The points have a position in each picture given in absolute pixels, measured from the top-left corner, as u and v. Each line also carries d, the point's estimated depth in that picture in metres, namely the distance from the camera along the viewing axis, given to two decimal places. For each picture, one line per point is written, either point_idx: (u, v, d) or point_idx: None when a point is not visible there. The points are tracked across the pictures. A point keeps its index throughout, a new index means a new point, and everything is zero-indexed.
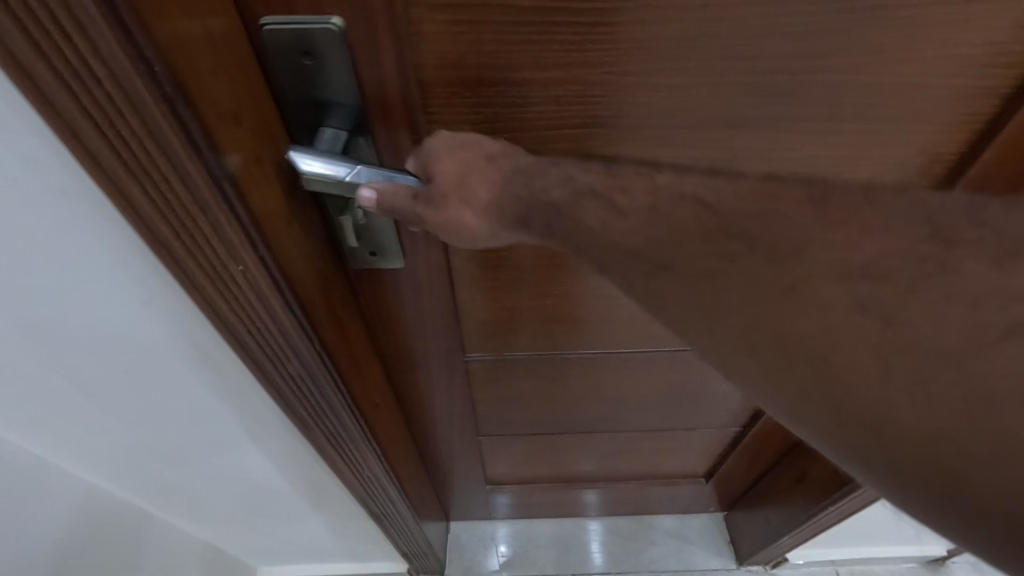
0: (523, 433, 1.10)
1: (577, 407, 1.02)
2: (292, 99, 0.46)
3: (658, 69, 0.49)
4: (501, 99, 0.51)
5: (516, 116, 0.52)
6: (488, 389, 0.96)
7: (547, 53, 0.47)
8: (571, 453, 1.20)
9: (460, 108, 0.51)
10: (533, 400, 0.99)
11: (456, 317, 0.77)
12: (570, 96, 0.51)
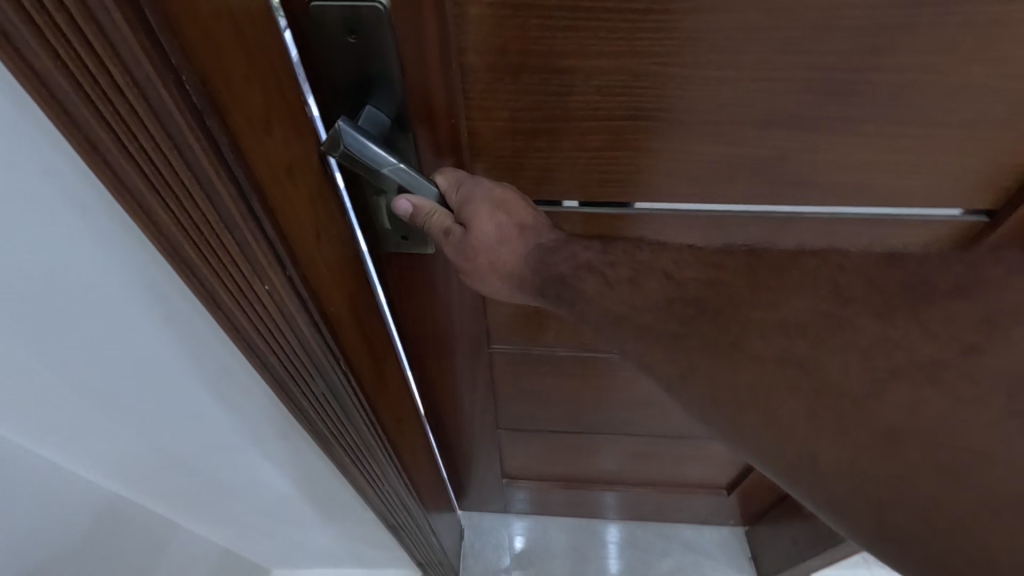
0: (544, 430, 0.87)
1: (594, 417, 0.81)
2: (337, 84, 0.33)
3: (732, 65, 0.34)
4: (534, 91, 0.36)
5: (555, 113, 0.38)
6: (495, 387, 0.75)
7: (594, 44, 0.34)
8: (589, 455, 0.95)
9: (498, 105, 0.37)
10: (547, 412, 0.81)
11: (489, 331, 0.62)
12: (614, 91, 0.36)
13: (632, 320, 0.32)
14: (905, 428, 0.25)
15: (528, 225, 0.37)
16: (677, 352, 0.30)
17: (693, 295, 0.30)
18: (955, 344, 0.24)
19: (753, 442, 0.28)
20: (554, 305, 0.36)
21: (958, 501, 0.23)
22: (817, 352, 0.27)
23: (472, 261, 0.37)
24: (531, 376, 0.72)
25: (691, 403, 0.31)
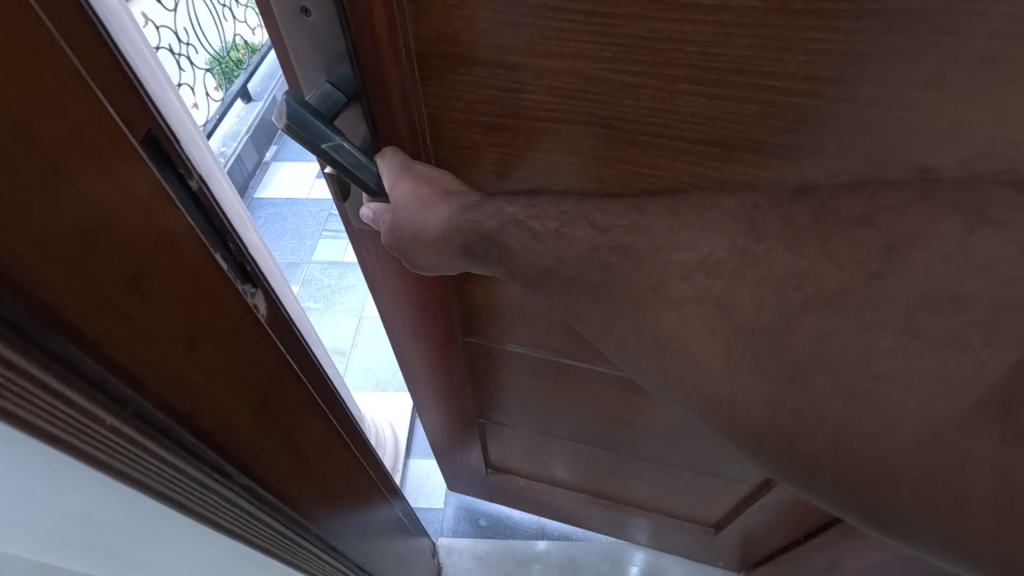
0: (544, 432, 0.73)
1: (616, 438, 0.68)
2: (293, 48, 0.32)
3: (680, 85, 0.25)
4: (482, 86, 0.30)
5: (512, 111, 0.31)
6: (486, 376, 0.64)
7: (540, 53, 0.27)
8: (603, 473, 0.79)
9: (454, 96, 0.31)
10: (530, 412, 0.69)
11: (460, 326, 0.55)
12: (568, 94, 0.28)
13: (561, 273, 0.32)
14: (812, 358, 0.25)
15: (451, 192, 0.35)
16: (605, 299, 0.31)
17: (616, 240, 0.30)
18: (858, 272, 0.25)
19: (676, 386, 0.29)
20: (492, 265, 0.36)
21: (859, 424, 0.24)
22: (731, 289, 0.27)
23: (403, 235, 0.37)
24: (522, 376, 0.61)
25: (623, 351, 0.31)
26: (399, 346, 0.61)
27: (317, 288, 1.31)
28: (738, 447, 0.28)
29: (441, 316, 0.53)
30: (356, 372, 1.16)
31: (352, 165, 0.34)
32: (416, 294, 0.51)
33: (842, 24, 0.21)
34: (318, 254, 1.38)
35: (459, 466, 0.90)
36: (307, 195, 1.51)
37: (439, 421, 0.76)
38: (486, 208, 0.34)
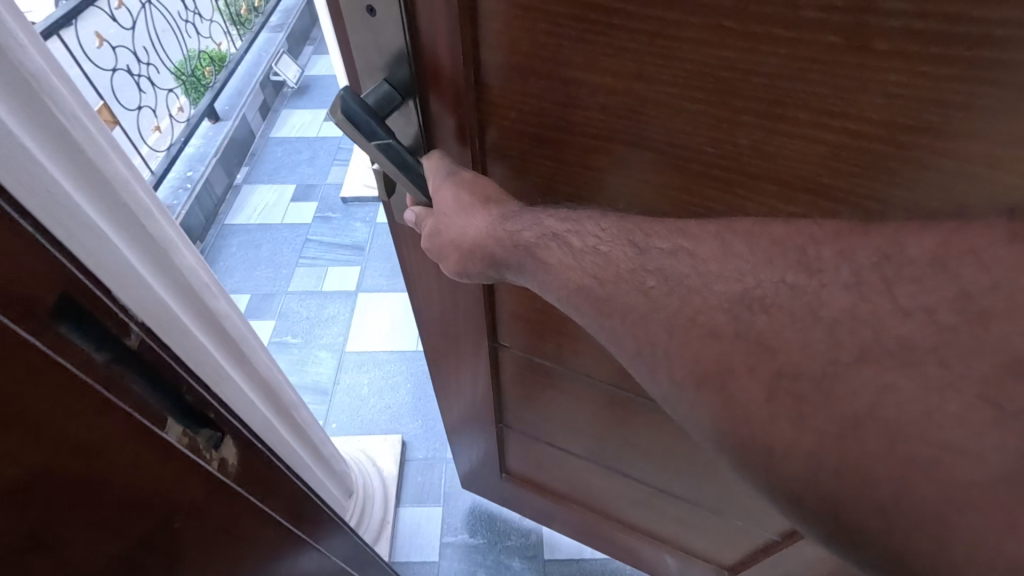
0: (562, 449, 0.71)
1: (634, 462, 0.64)
2: (353, 44, 0.32)
3: (743, 113, 0.26)
4: (534, 98, 0.31)
5: (561, 125, 0.32)
6: (507, 379, 0.62)
7: (608, 75, 0.28)
8: (622, 499, 0.75)
9: (504, 104, 0.32)
10: (554, 428, 0.67)
11: (493, 330, 0.54)
12: (621, 113, 0.29)
13: (597, 295, 0.29)
14: (868, 415, 0.22)
15: (493, 200, 0.34)
16: (637, 328, 0.28)
17: (655, 265, 0.28)
18: (928, 320, 0.22)
19: (712, 425, 0.26)
20: (524, 276, 0.34)
21: (919, 492, 0.21)
22: (776, 327, 0.24)
23: (442, 240, 0.36)
24: (553, 391, 0.60)
25: (649, 385, 0.28)
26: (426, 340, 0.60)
27: (292, 322, 1.33)
28: (774, 504, 0.25)
29: (471, 317, 0.52)
30: (338, 416, 1.15)
31: (397, 167, 0.34)
32: (450, 299, 0.51)
33: (935, 66, 0.21)
34: (295, 284, 1.40)
35: (472, 468, 0.88)
36: (281, 219, 1.54)
37: (459, 423, 0.75)
38: (529, 221, 0.33)
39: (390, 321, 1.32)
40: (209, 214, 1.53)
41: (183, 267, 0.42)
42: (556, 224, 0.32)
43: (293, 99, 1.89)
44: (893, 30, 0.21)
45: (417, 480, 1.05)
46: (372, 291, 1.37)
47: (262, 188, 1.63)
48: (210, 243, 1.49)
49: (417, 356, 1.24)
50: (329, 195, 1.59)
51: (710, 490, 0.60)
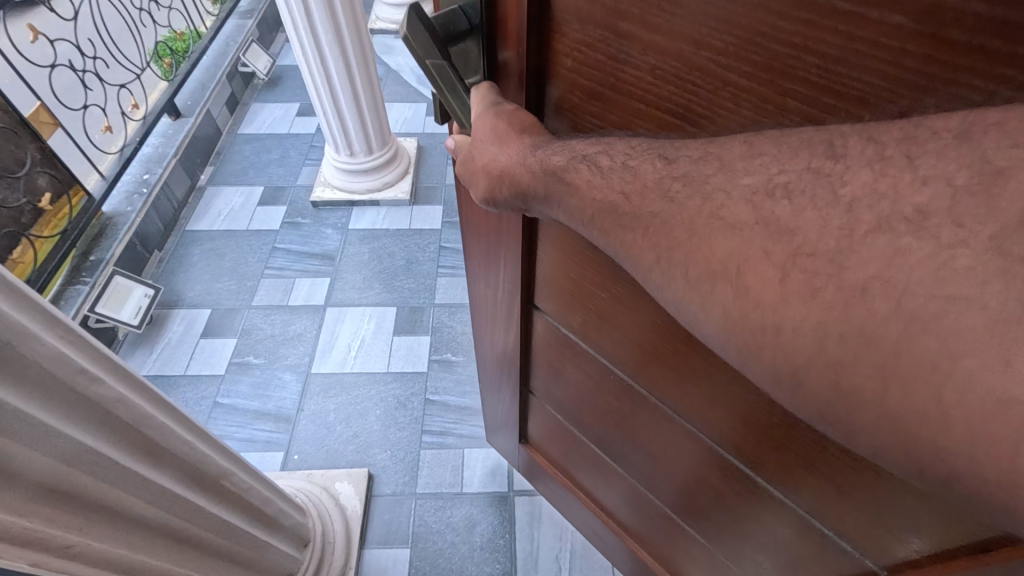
0: (570, 421, 0.82)
1: (614, 445, 0.76)
2: None
3: (793, 95, 0.30)
4: (593, 49, 0.37)
5: (610, 79, 0.38)
6: (536, 338, 0.73)
7: (683, 43, 0.32)
8: (607, 486, 0.86)
9: (563, 53, 0.39)
10: (564, 397, 0.78)
11: (528, 287, 0.65)
12: (669, 76, 0.34)
13: (623, 209, 0.32)
14: (875, 279, 0.24)
15: (526, 131, 0.39)
16: (658, 232, 0.30)
17: (680, 169, 0.31)
18: (945, 187, 0.23)
19: (721, 318, 0.28)
20: (553, 207, 0.37)
21: (922, 345, 0.22)
22: (796, 213, 0.26)
23: (471, 167, 0.42)
24: (565, 351, 0.70)
25: (664, 293, 0.31)
26: (481, 268, 0.69)
27: (249, 340, 1.59)
28: (781, 391, 0.27)
29: (510, 244, 0.60)
30: (301, 447, 1.40)
31: (448, 86, 0.42)
32: (502, 251, 0.63)
33: (1010, 68, 0.24)
34: (260, 297, 1.69)
35: (504, 431, 1.02)
36: (247, 225, 1.86)
37: (491, 380, 0.91)
38: (561, 146, 0.37)
39: (360, 335, 1.60)
40: (170, 221, 1.84)
41: (42, 357, 0.44)
42: (586, 145, 0.36)
43: (262, 90, 2.31)
44: (976, 16, 0.23)
45: (383, 520, 1.29)
46: (342, 306, 1.66)
47: (227, 189, 1.97)
48: (170, 249, 1.80)
49: (385, 379, 1.51)
50: (297, 198, 1.94)
51: (701, 489, 0.66)
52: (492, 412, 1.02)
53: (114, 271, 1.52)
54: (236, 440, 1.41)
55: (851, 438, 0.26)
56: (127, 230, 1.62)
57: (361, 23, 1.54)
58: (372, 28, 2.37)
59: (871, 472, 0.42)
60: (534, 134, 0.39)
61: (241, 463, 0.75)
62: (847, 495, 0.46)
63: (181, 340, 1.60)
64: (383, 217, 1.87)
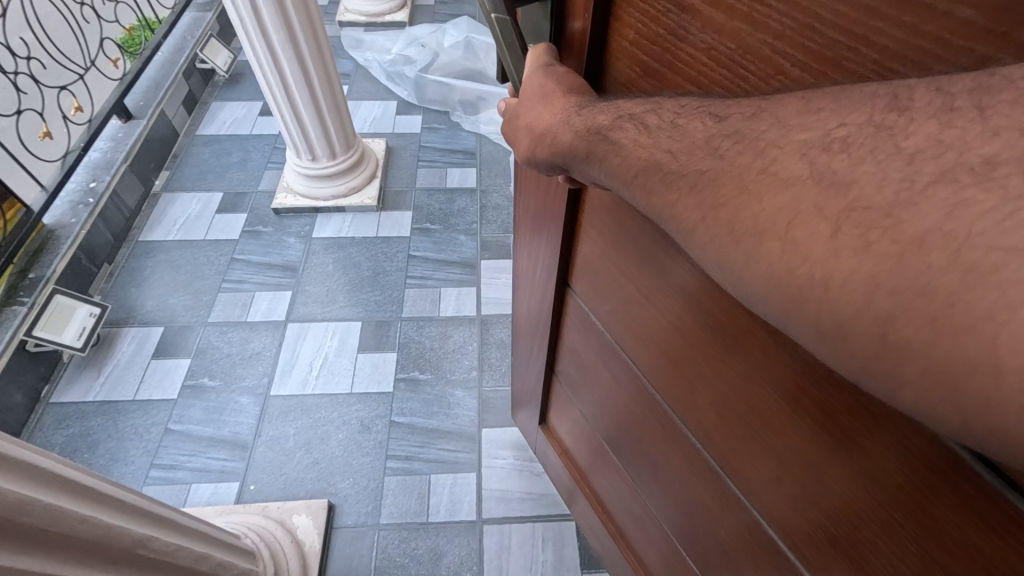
0: (586, 401, 1.03)
1: (620, 436, 0.94)
2: None
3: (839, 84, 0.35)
4: (655, 23, 0.46)
5: (666, 56, 0.46)
6: (567, 317, 0.94)
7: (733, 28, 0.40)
8: (617, 475, 1.04)
9: (628, 25, 0.50)
10: (583, 375, 0.98)
11: (566, 268, 0.85)
12: (721, 56, 0.41)
13: (670, 167, 0.36)
14: (934, 231, 0.24)
15: (573, 95, 0.49)
16: (709, 188, 0.33)
17: (730, 127, 0.34)
18: (1014, 137, 0.23)
19: (766, 272, 0.30)
20: (596, 165, 0.43)
21: (979, 295, 0.23)
22: (854, 165, 0.27)
23: (517, 124, 0.53)
24: (586, 329, 0.88)
25: (707, 251, 0.34)
26: (534, 238, 0.89)
27: (204, 359, 1.96)
28: (823, 347, 0.29)
29: (557, 223, 0.78)
30: (258, 478, 1.72)
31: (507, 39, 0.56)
32: (549, 234, 0.83)
33: None
34: (217, 313, 2.08)
35: (528, 403, 1.35)
36: (202, 236, 2.31)
37: (532, 359, 1.16)
38: (610, 108, 0.43)
39: (325, 350, 2.00)
40: (118, 233, 2.24)
41: None
42: (637, 106, 0.41)
43: (223, 87, 2.93)
44: None
45: (345, 549, 1.61)
46: (302, 318, 2.08)
47: (183, 197, 2.44)
48: (129, 254, 2.24)
49: (346, 403, 1.88)
50: (258, 205, 2.43)
51: (686, 488, 0.78)
52: (525, 387, 1.31)
53: (53, 290, 1.84)
54: (187, 469, 1.73)
55: (896, 393, 0.26)
56: (71, 237, 1.96)
57: (328, 59, 2.04)
58: (343, 18, 3.40)
59: (873, 535, 0.47)
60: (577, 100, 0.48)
61: (106, 513, 0.78)
62: (837, 546, 0.52)
63: (131, 361, 1.95)
64: (348, 222, 2.40)
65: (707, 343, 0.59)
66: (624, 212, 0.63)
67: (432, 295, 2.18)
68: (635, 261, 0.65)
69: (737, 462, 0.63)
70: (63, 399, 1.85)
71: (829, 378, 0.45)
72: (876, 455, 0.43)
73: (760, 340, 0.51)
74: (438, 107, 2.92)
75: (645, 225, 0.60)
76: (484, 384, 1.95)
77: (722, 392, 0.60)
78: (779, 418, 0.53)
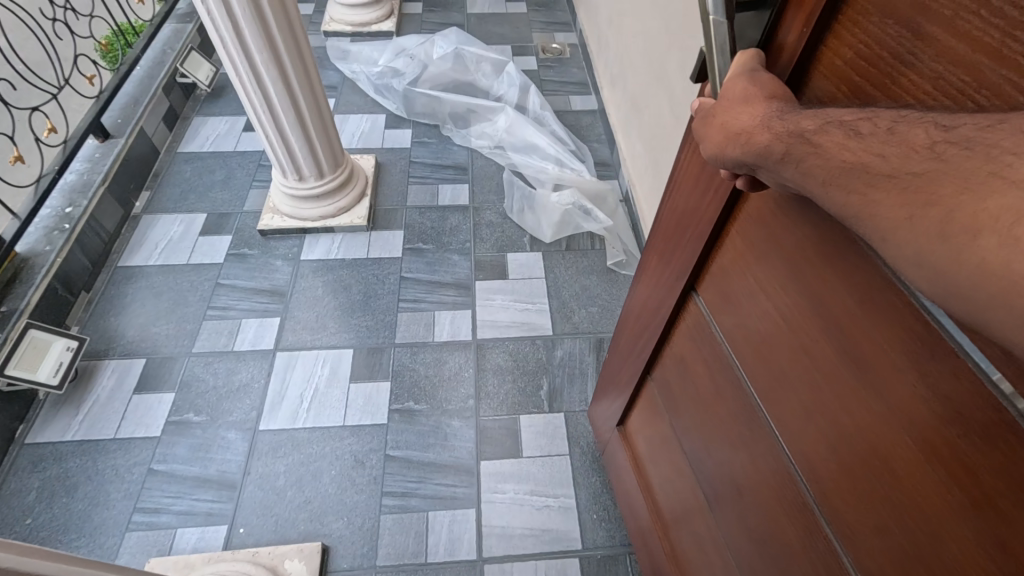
0: (677, 407, 1.06)
1: (704, 450, 0.96)
2: None
3: None
4: (880, 47, 0.47)
5: (886, 76, 0.47)
6: (682, 320, 0.97)
7: (975, 54, 0.40)
8: (688, 486, 1.06)
9: (846, 45, 0.51)
10: (681, 379, 1.02)
11: (694, 271, 0.87)
12: (954, 80, 0.41)
13: (877, 168, 0.39)
14: None
15: (763, 100, 0.51)
16: (919, 190, 0.36)
17: (959, 135, 0.36)
18: None
19: (978, 265, 0.33)
20: (791, 166, 0.46)
21: None
22: None
23: (712, 122, 0.55)
24: (698, 334, 0.91)
25: (906, 250, 0.37)
26: (676, 231, 0.91)
27: (189, 394, 1.87)
28: None
29: (709, 224, 0.79)
30: (248, 520, 1.63)
31: (718, 47, 0.58)
32: (689, 235, 0.86)
33: None
34: (201, 342, 2.00)
35: (614, 402, 1.39)
36: (186, 260, 2.23)
37: (632, 353, 1.21)
38: (814, 115, 0.46)
39: (317, 377, 1.93)
40: (96, 260, 2.16)
41: None
42: (847, 112, 0.44)
43: (205, 101, 2.86)
44: None
45: None
46: (296, 344, 2.01)
47: (167, 218, 2.36)
48: (108, 280, 2.15)
49: (335, 436, 1.81)
50: (246, 225, 2.37)
51: (765, 515, 0.79)
52: (617, 383, 1.36)
53: (27, 325, 1.76)
54: (172, 512, 1.64)
55: None
56: (48, 266, 1.89)
57: (309, 67, 1.99)
58: (329, 28, 3.36)
59: None
60: (771, 104, 0.50)
61: None
62: None
63: (111, 397, 1.85)
64: (338, 243, 2.34)
65: (840, 368, 0.59)
66: (787, 230, 0.63)
67: (426, 319, 2.11)
68: (784, 278, 0.65)
69: (836, 502, 0.63)
70: (38, 440, 1.75)
71: (980, 434, 0.45)
72: (1014, 521, 0.43)
73: (909, 381, 0.51)
74: (427, 120, 2.88)
75: (805, 246, 0.61)
76: (482, 413, 1.88)
77: (840, 424, 0.60)
78: (902, 462, 0.53)
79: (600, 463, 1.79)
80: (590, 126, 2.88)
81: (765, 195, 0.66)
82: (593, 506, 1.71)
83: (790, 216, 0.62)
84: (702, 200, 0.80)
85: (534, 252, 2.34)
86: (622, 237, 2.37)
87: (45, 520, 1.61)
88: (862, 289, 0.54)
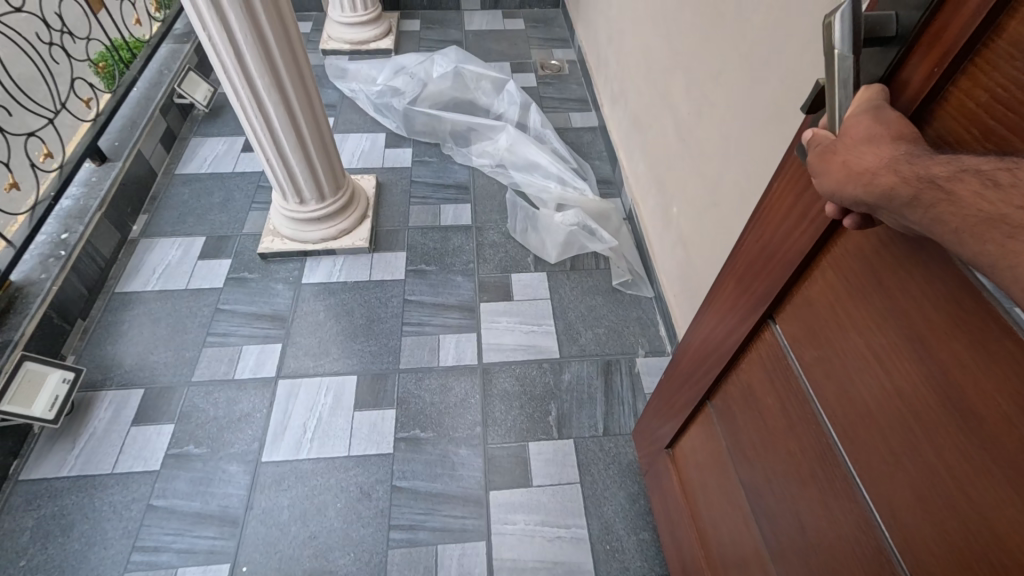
0: (738, 437, 1.02)
1: (766, 485, 0.92)
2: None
3: None
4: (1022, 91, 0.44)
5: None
6: (754, 349, 0.93)
7: None
8: (742, 521, 1.02)
9: (981, 87, 0.47)
10: (746, 409, 0.98)
11: (774, 301, 0.84)
12: None
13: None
14: None
15: (879, 141, 0.49)
16: None
17: None
18: None
19: None
20: (919, 212, 0.44)
21: None
22: None
23: (830, 159, 0.52)
24: (771, 365, 0.88)
25: None
26: (756, 258, 0.88)
27: (188, 425, 1.82)
28: None
29: (795, 255, 0.75)
30: (251, 558, 1.58)
31: (841, 80, 0.54)
32: (770, 264, 0.83)
33: None
34: (201, 371, 1.95)
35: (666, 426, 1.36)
36: (185, 285, 2.18)
37: (693, 378, 1.18)
38: (947, 161, 0.43)
39: (319, 406, 1.89)
40: (93, 286, 2.11)
41: None
42: (986, 160, 0.41)
43: (201, 122, 2.83)
44: None
45: None
46: (297, 372, 1.96)
47: (166, 242, 2.32)
48: (103, 308, 2.10)
49: (338, 467, 1.76)
50: (245, 248, 2.32)
51: (833, 558, 0.75)
52: (669, 407, 1.32)
53: (23, 356, 1.72)
54: (172, 551, 1.59)
55: None
56: (44, 295, 1.85)
57: (311, 90, 1.97)
58: (327, 46, 3.34)
59: None
60: (898, 143, 0.48)
61: None
62: None
63: (109, 429, 1.80)
64: (340, 266, 2.31)
65: (939, 414, 0.56)
66: (888, 268, 0.60)
67: (430, 343, 2.07)
68: (879, 316, 0.62)
69: (920, 553, 0.60)
70: (32, 476, 1.70)
71: None
72: None
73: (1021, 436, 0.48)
74: (427, 138, 2.86)
75: (907, 288, 0.58)
76: (489, 441, 1.84)
77: (934, 473, 0.57)
78: (1004, 520, 0.50)
79: (612, 491, 1.75)
80: (591, 143, 2.86)
81: (865, 231, 0.63)
82: (605, 537, 1.66)
83: (892, 255, 0.59)
84: (789, 229, 0.77)
85: (538, 273, 2.31)
86: (627, 258, 2.33)
87: (41, 561, 1.56)
88: (974, 335, 0.51)
